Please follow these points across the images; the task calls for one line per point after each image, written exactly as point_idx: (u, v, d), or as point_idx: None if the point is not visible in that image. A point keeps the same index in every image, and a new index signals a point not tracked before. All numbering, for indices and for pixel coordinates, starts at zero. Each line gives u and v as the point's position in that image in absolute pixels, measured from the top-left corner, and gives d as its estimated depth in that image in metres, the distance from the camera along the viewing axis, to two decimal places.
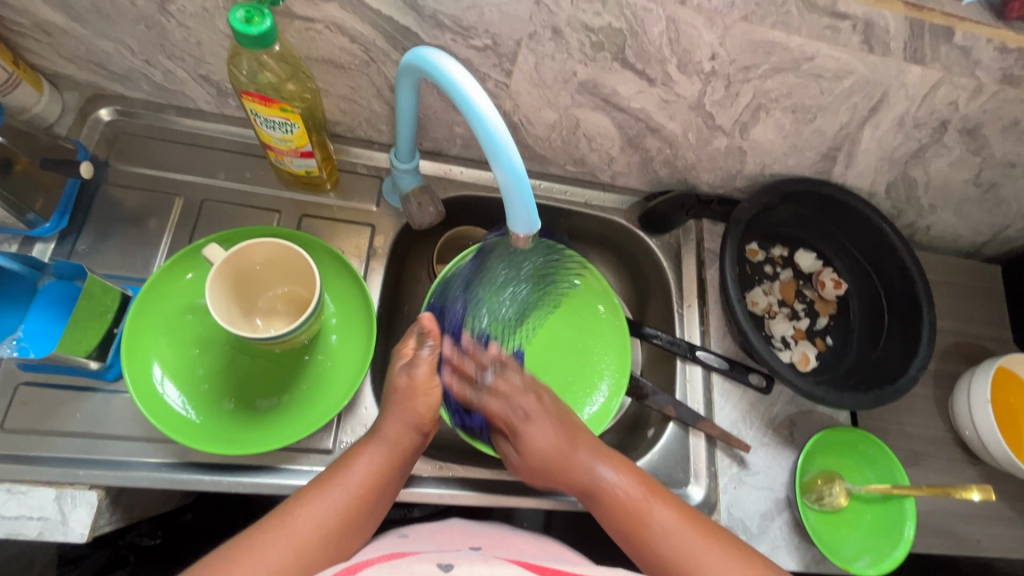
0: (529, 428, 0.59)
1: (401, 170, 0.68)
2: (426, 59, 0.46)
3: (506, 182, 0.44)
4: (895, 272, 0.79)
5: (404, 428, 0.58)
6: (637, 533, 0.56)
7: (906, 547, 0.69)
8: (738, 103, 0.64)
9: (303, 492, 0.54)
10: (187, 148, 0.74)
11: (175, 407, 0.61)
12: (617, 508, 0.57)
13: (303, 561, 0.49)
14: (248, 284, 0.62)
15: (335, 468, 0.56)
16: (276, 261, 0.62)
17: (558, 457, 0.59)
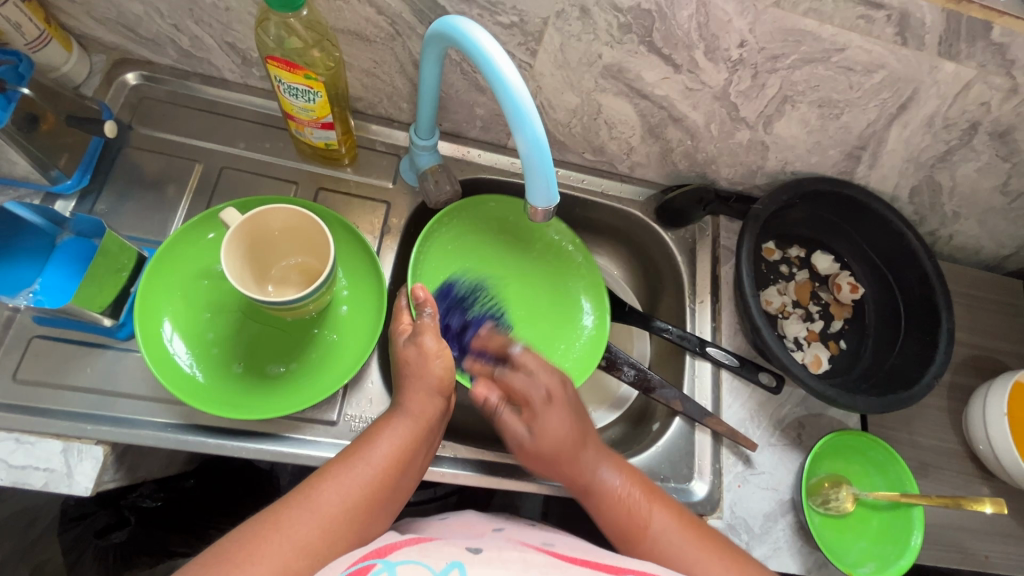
0: (546, 408, 0.59)
1: (420, 147, 0.69)
2: (454, 27, 0.46)
3: (528, 154, 0.44)
4: (914, 279, 0.77)
5: (432, 402, 0.58)
6: (634, 540, 0.55)
7: (913, 556, 0.68)
8: (764, 94, 0.63)
9: (328, 467, 0.52)
10: (209, 116, 0.74)
11: (184, 368, 0.61)
12: (619, 512, 0.56)
13: (330, 540, 0.48)
14: (262, 251, 0.62)
15: (358, 442, 0.55)
16: (293, 230, 0.62)
17: (568, 446, 0.58)
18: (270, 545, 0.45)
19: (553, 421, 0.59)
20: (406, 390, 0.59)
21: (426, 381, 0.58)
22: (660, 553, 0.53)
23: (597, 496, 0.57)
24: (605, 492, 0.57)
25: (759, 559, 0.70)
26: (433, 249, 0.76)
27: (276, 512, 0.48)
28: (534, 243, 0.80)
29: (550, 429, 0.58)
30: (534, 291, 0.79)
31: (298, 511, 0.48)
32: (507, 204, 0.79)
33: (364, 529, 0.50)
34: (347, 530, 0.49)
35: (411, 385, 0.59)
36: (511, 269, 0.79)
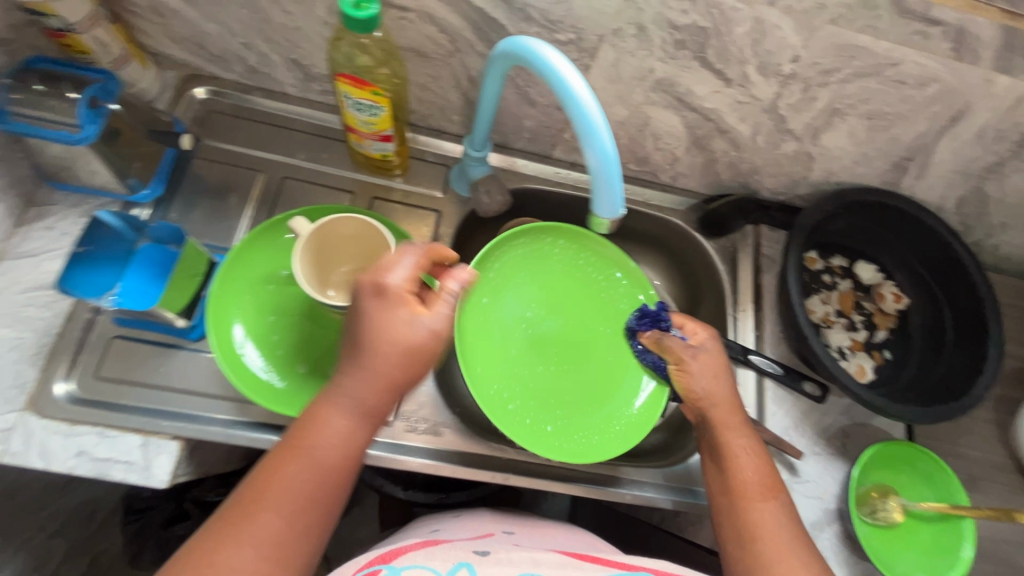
0: (716, 376, 0.64)
1: (473, 158, 0.71)
2: (525, 47, 0.48)
3: (597, 168, 0.46)
4: (961, 290, 0.77)
5: (375, 396, 0.54)
6: (745, 498, 0.58)
7: (964, 567, 0.68)
8: (813, 107, 0.64)
9: (257, 487, 0.50)
10: (270, 128, 0.78)
11: (252, 368, 0.64)
12: (746, 470, 0.60)
13: (273, 562, 0.48)
14: (325, 256, 0.65)
15: (285, 451, 0.52)
16: (358, 238, 0.65)
17: (722, 412, 0.62)
18: None
19: (718, 357, 0.65)
20: (343, 380, 0.54)
21: (366, 379, 0.53)
22: (760, 523, 0.56)
23: (731, 451, 0.61)
24: (737, 455, 0.60)
25: None
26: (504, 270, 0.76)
27: (215, 538, 0.48)
28: (595, 285, 0.78)
29: (719, 362, 0.65)
30: (595, 351, 0.75)
31: (235, 537, 0.48)
32: (612, 260, 0.78)
33: (308, 538, 0.51)
34: (291, 546, 0.49)
35: (347, 377, 0.54)
36: (572, 311, 0.77)
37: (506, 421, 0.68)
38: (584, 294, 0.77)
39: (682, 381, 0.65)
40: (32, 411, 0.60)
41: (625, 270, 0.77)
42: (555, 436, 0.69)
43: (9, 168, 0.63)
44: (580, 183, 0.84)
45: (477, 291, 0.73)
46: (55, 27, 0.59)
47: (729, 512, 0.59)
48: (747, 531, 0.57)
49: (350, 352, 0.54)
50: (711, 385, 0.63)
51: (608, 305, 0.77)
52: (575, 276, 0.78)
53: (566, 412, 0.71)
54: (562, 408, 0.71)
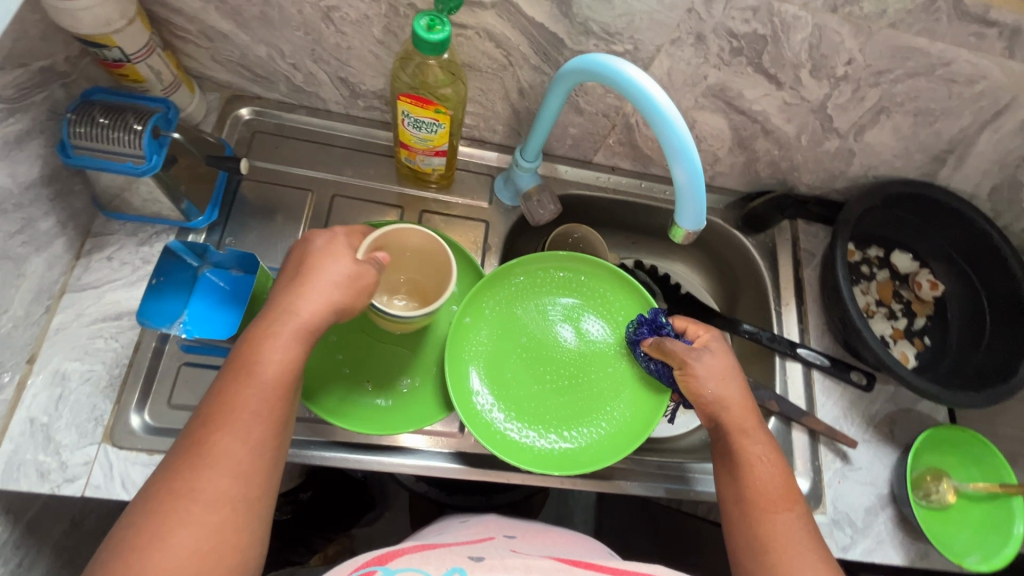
0: (719, 376, 0.61)
1: (523, 168, 0.73)
2: (605, 65, 0.49)
3: (684, 183, 0.47)
4: (997, 275, 0.79)
5: (314, 312, 0.51)
6: (767, 509, 0.56)
7: (1017, 543, 0.70)
8: (861, 106, 0.66)
9: (213, 413, 0.46)
10: (314, 146, 0.78)
11: (323, 388, 0.66)
12: (761, 480, 0.57)
13: (248, 483, 0.45)
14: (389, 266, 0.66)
15: (236, 371, 0.48)
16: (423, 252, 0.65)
17: (734, 418, 0.60)
18: (182, 513, 0.42)
19: (726, 358, 0.63)
20: (280, 300, 0.51)
21: (310, 296, 0.51)
22: (776, 531, 0.54)
23: (746, 458, 0.58)
24: (754, 462, 0.58)
25: (864, 552, 0.73)
26: (500, 291, 0.73)
27: (174, 476, 0.44)
28: (591, 302, 0.75)
29: (726, 366, 0.62)
30: (589, 367, 0.72)
31: (200, 468, 0.44)
32: (607, 279, 0.75)
33: (274, 457, 0.48)
34: (261, 471, 0.46)
35: (280, 299, 0.51)
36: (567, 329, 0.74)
37: (506, 445, 0.66)
38: (575, 312, 0.75)
39: (690, 386, 0.61)
40: (111, 443, 0.60)
41: (611, 282, 0.75)
42: (548, 454, 0.67)
43: (68, 201, 0.63)
44: (621, 187, 0.85)
45: (473, 320, 0.71)
46: (112, 58, 0.59)
47: (744, 515, 0.56)
48: (768, 542, 0.54)
49: (290, 277, 0.53)
50: (722, 391, 0.61)
51: (601, 319, 0.74)
52: (570, 293, 0.75)
53: (559, 428, 0.69)
54: (564, 431, 0.69)
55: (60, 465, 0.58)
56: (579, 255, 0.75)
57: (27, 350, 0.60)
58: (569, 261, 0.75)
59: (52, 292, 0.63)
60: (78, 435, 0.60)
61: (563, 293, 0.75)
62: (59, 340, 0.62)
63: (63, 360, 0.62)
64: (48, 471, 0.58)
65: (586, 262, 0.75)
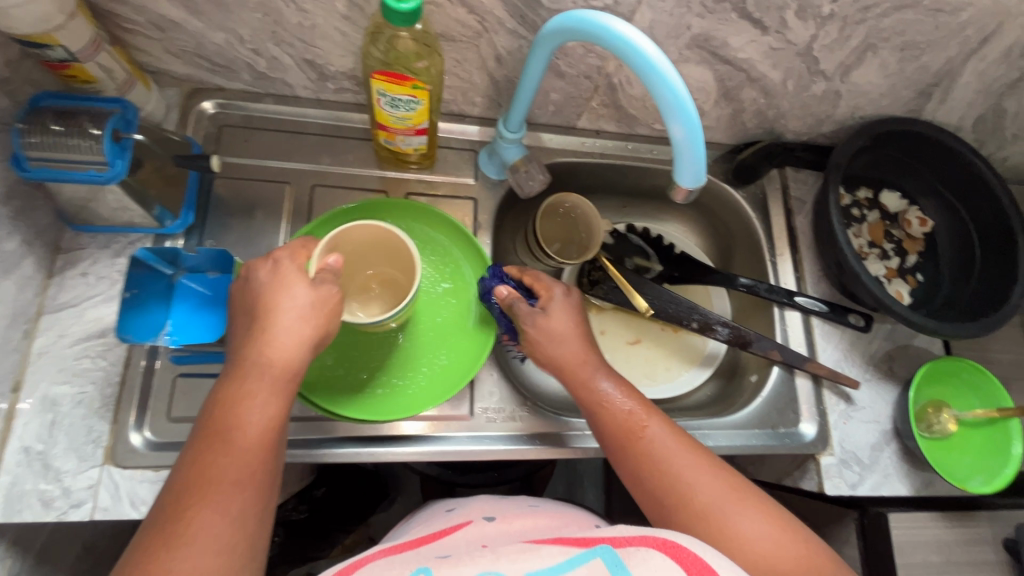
0: (553, 326, 0.61)
1: (508, 140, 0.70)
2: (592, 22, 0.46)
3: (682, 140, 0.46)
4: (986, 204, 0.80)
5: (289, 352, 0.49)
6: (634, 444, 0.57)
7: (1017, 465, 0.72)
8: (847, 45, 0.64)
9: (190, 489, 0.43)
10: (287, 136, 0.74)
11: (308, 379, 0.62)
12: (619, 420, 0.58)
13: (231, 556, 0.42)
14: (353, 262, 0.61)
15: (215, 436, 0.45)
16: (381, 245, 0.59)
17: (570, 367, 0.61)
18: None
19: (564, 313, 0.62)
20: (249, 345, 0.49)
21: (279, 332, 0.49)
22: (654, 455, 0.56)
23: (598, 400, 0.59)
24: (608, 403, 0.59)
25: (873, 487, 0.75)
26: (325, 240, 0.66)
27: (150, 553, 0.41)
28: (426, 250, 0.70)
29: (569, 316, 0.63)
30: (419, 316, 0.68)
31: (181, 541, 0.41)
32: (446, 227, 0.70)
33: (259, 524, 0.44)
34: (246, 532, 0.43)
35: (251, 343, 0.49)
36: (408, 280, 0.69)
37: (339, 401, 0.62)
38: None
39: (532, 346, 0.62)
40: (113, 462, 0.58)
41: (426, 217, 0.70)
42: (379, 406, 0.63)
43: (31, 219, 0.59)
44: (607, 150, 0.84)
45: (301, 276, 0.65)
46: (57, 58, 0.55)
47: (627, 460, 0.57)
48: (667, 488, 0.54)
49: (250, 325, 0.51)
50: (571, 346, 0.61)
51: (438, 269, 0.70)
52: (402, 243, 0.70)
53: (392, 382, 0.65)
54: (393, 381, 0.65)
55: (64, 492, 0.56)
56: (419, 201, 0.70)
57: (10, 379, 0.57)
58: (402, 207, 0.70)
59: (28, 315, 0.60)
60: (78, 459, 0.57)
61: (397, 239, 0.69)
62: (44, 364, 0.59)
63: (51, 384, 0.59)
64: (52, 499, 0.56)
65: (427, 208, 0.70)
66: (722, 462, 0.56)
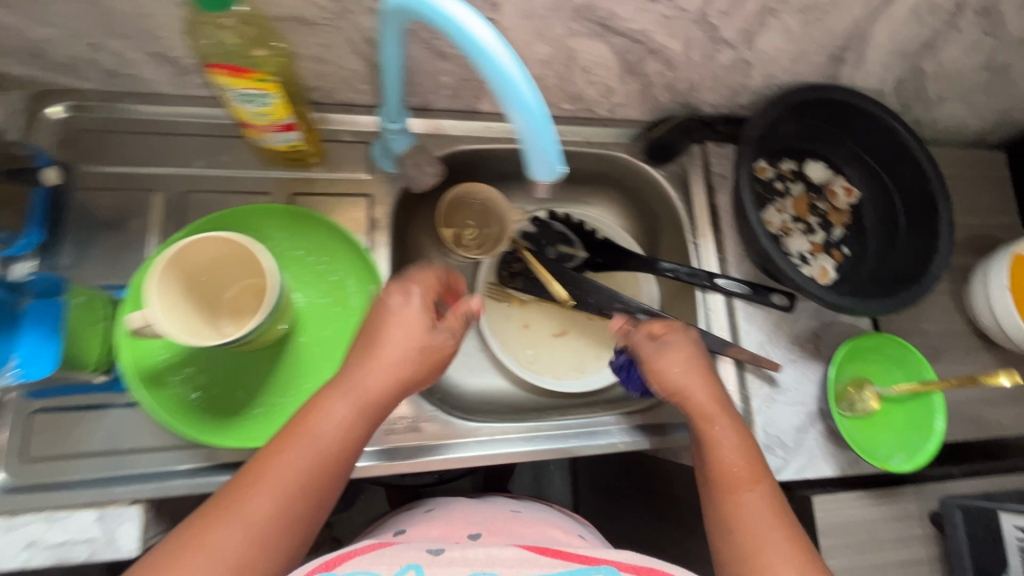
0: (678, 365, 0.65)
1: (391, 131, 0.64)
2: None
3: (524, 126, 0.40)
4: (909, 172, 0.77)
5: (350, 410, 0.51)
6: (729, 489, 0.58)
7: (939, 439, 0.71)
8: (744, 10, 0.59)
9: (221, 510, 0.46)
10: (153, 137, 0.67)
11: (174, 406, 0.58)
12: (726, 457, 0.59)
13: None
14: (208, 282, 0.56)
15: (261, 466, 0.48)
16: (228, 256, 0.55)
17: (699, 404, 0.63)
18: None
19: (688, 352, 0.66)
20: (333, 385, 0.52)
21: (365, 381, 0.53)
22: (737, 508, 0.56)
23: (710, 438, 0.61)
24: (718, 445, 0.60)
25: (796, 470, 0.74)
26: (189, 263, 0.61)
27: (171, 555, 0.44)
28: (307, 261, 0.66)
29: (696, 361, 0.65)
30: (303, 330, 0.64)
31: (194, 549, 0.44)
32: (328, 234, 0.66)
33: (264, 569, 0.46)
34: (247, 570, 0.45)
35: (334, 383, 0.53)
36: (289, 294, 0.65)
37: (219, 430, 0.58)
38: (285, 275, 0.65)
39: (657, 375, 0.66)
40: None
41: (306, 226, 0.66)
42: (264, 429, 0.60)
43: None
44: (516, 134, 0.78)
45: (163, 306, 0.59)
46: None
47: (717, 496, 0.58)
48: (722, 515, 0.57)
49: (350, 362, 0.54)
50: (684, 376, 0.64)
51: (321, 279, 0.65)
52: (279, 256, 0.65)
53: (277, 402, 0.61)
54: (279, 401, 0.61)
55: None
56: (295, 208, 0.65)
57: None
58: (275, 216, 0.65)
59: None
60: None
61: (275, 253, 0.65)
62: None
63: None
64: None
65: (305, 214, 0.65)
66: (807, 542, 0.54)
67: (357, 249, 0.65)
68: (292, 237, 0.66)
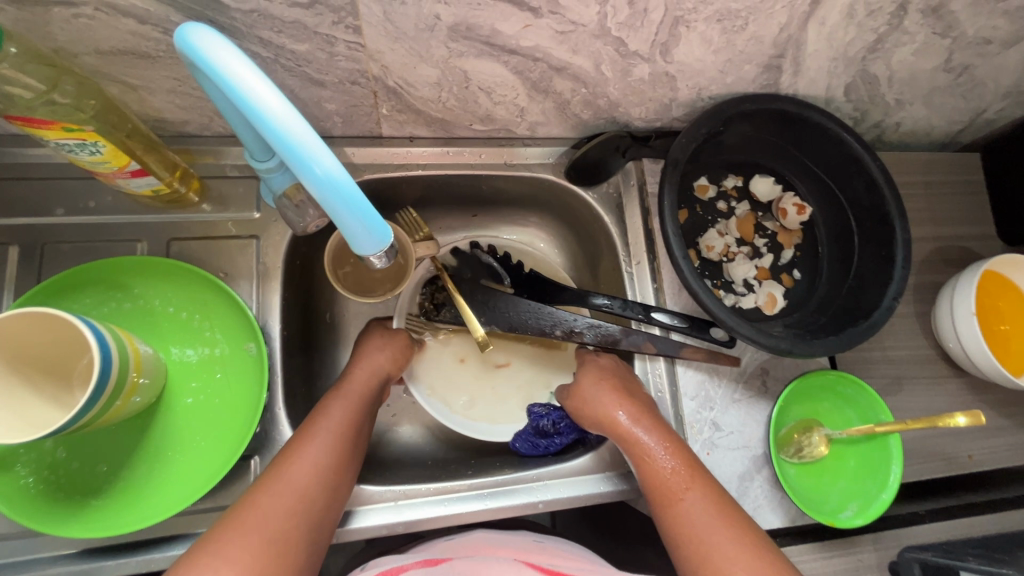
0: (600, 386, 0.67)
1: (267, 171, 0.54)
2: (184, 41, 0.33)
3: (325, 196, 0.35)
4: (862, 187, 0.69)
5: (325, 440, 0.56)
6: (666, 502, 0.57)
7: (894, 490, 0.65)
8: (650, 20, 0.52)
9: (214, 545, 0.45)
10: (8, 184, 0.61)
11: (23, 496, 0.52)
12: (656, 473, 0.59)
13: None
14: (39, 356, 0.48)
15: (250, 500, 0.49)
16: (54, 326, 0.47)
17: (621, 426, 0.63)
18: None
19: (605, 368, 0.69)
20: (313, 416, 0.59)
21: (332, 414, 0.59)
22: (687, 521, 0.55)
23: (642, 456, 0.60)
24: (651, 457, 0.60)
25: None
26: None
27: None
28: (184, 319, 0.60)
29: (614, 377, 0.67)
30: (179, 395, 0.59)
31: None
32: (205, 290, 0.60)
33: None
34: None
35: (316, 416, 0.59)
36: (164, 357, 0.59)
37: (78, 518, 0.52)
38: (159, 337, 0.60)
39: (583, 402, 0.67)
40: None
41: (178, 280, 0.60)
42: (130, 514, 0.54)
43: None
44: (426, 160, 0.72)
45: None
46: None
47: (664, 516, 0.57)
48: (681, 533, 0.55)
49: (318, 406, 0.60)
50: (610, 397, 0.65)
51: (200, 338, 0.60)
52: (151, 316, 0.60)
53: (146, 479, 0.56)
54: (148, 477, 0.56)
55: None
56: (165, 260, 0.59)
57: None
58: (144, 272, 0.59)
59: None
60: None
61: (147, 314, 0.60)
62: None
63: None
64: None
65: (178, 267, 0.59)
66: (760, 540, 0.53)
67: (237, 303, 0.60)
68: (166, 290, 0.60)
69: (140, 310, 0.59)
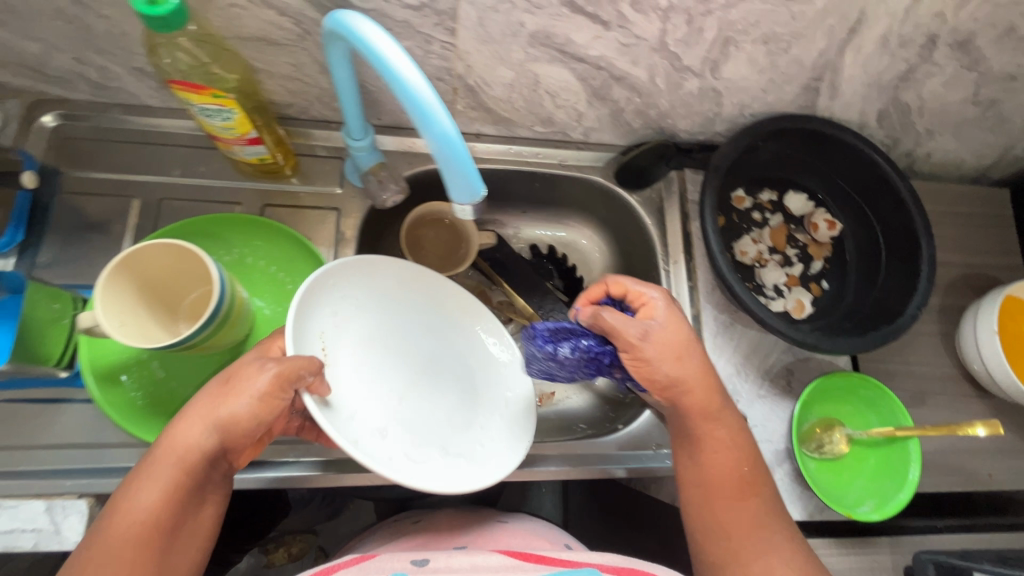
0: (668, 354, 0.59)
1: (357, 149, 0.64)
2: (344, 24, 0.42)
3: (439, 150, 0.42)
4: (891, 206, 0.74)
5: (130, 543, 0.47)
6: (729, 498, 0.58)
7: (911, 489, 0.68)
8: (704, 38, 0.60)
9: None
10: (137, 146, 0.71)
11: (128, 408, 0.60)
12: (722, 468, 0.59)
13: None
14: (161, 288, 0.57)
15: None
16: (182, 263, 0.56)
17: (699, 410, 0.59)
18: None
19: (673, 319, 0.60)
20: (125, 497, 0.48)
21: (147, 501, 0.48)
22: (749, 523, 0.57)
23: (717, 448, 0.59)
24: (726, 453, 0.59)
25: None
26: None
27: None
28: (273, 274, 0.69)
29: (677, 338, 0.59)
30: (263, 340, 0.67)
31: None
32: (293, 250, 0.69)
33: None
34: None
35: (121, 498, 0.48)
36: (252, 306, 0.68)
37: None
38: (250, 288, 0.68)
39: (643, 370, 0.59)
40: None
41: (273, 240, 0.69)
42: None
43: None
44: (489, 154, 0.80)
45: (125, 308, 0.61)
46: None
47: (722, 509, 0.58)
48: (728, 535, 0.56)
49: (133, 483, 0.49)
50: (675, 363, 0.58)
51: (284, 292, 0.69)
52: (245, 270, 0.68)
53: None
54: None
55: None
56: (263, 221, 0.68)
57: None
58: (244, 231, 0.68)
59: None
60: None
61: (242, 267, 0.68)
62: None
63: None
64: None
65: (273, 228, 0.68)
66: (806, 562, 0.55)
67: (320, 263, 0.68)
68: (260, 248, 0.69)
69: (235, 263, 0.68)
